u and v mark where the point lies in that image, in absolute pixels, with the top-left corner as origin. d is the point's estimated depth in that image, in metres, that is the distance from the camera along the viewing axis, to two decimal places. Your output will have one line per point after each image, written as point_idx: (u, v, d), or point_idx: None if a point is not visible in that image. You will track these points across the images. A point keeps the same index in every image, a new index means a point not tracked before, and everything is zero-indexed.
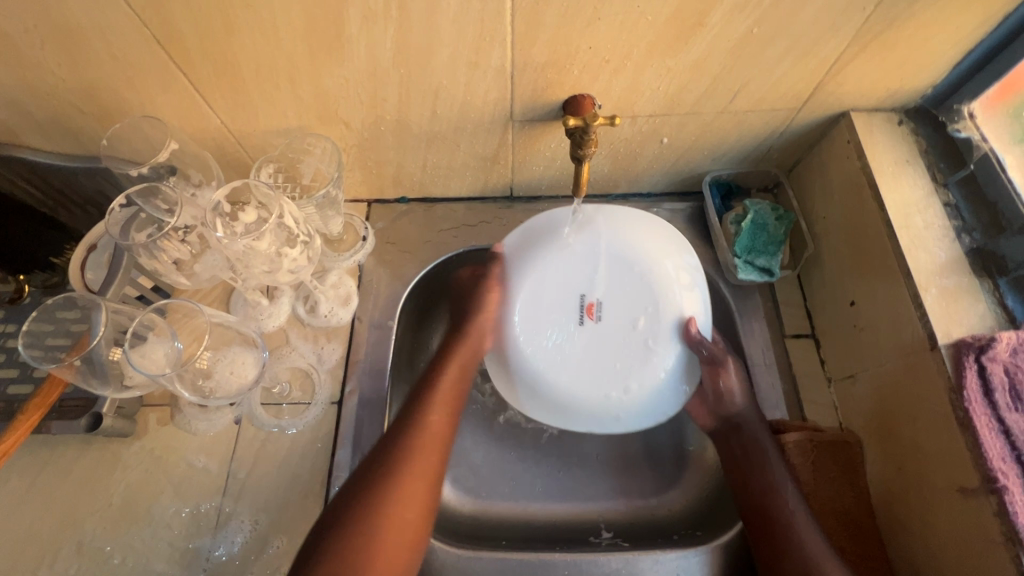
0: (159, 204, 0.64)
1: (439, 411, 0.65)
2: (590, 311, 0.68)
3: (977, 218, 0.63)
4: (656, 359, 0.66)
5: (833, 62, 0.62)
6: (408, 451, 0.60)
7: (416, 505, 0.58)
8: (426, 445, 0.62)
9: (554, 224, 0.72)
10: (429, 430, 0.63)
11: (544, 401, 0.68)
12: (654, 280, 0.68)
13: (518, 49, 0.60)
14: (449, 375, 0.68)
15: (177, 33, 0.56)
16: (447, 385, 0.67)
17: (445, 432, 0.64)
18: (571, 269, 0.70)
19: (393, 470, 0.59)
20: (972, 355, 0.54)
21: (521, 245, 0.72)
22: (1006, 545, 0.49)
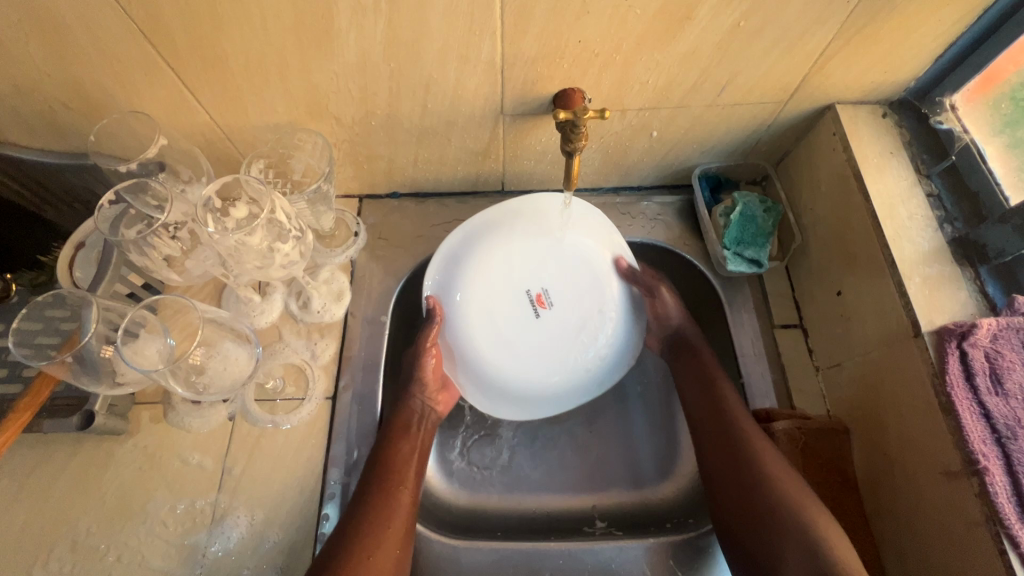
0: (148, 200, 0.64)
1: (404, 485, 0.64)
2: (541, 301, 0.76)
3: (959, 208, 0.65)
4: (610, 318, 0.77)
5: (819, 55, 0.63)
6: (372, 527, 0.60)
7: (398, 526, 0.61)
8: (391, 525, 0.61)
9: (477, 237, 0.76)
10: (395, 506, 0.62)
11: (532, 397, 0.76)
12: (586, 254, 0.77)
13: (508, 43, 0.60)
14: (409, 448, 0.68)
15: (164, 27, 0.55)
16: (407, 459, 0.67)
17: (409, 506, 0.64)
18: (506, 271, 0.76)
19: (358, 547, 0.58)
20: (954, 341, 0.55)
21: (451, 270, 0.75)
22: (987, 525, 0.50)
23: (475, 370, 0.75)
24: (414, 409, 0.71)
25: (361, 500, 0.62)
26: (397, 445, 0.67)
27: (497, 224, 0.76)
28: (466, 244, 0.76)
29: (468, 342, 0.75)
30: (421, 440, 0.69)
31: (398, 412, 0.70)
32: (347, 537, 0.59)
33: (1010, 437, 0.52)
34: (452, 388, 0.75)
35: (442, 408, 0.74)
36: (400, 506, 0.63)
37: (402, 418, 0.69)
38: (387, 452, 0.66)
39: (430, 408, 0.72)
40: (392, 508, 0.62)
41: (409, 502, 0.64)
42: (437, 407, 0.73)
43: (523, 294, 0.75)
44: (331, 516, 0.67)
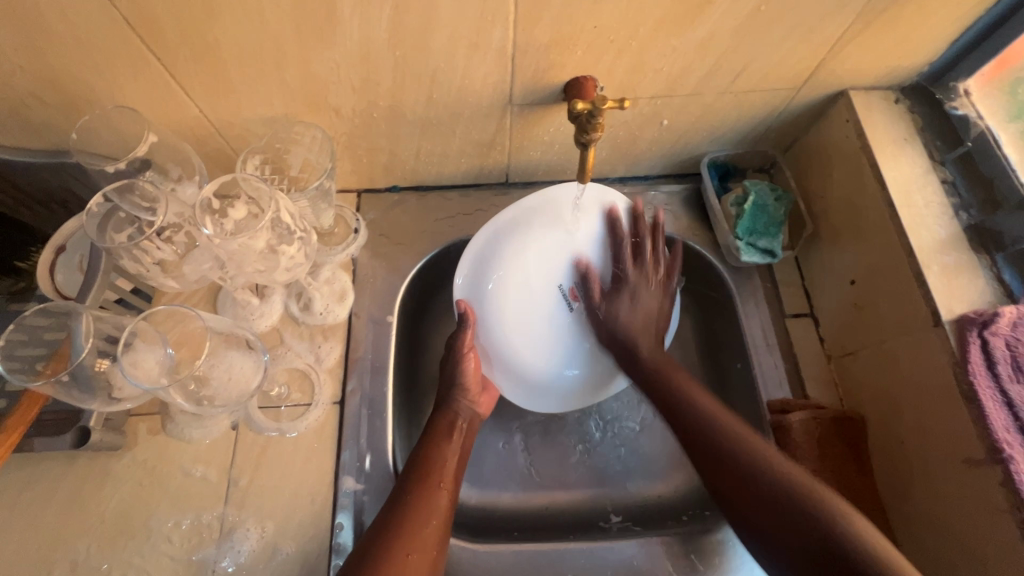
0: (137, 200, 0.60)
1: (444, 483, 0.63)
2: (573, 295, 0.75)
3: (973, 195, 0.65)
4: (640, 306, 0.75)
5: (836, 41, 0.62)
6: (412, 524, 0.58)
7: (436, 520, 0.60)
8: (433, 521, 0.60)
9: (507, 237, 0.74)
10: (435, 505, 0.61)
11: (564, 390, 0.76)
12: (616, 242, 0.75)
13: (521, 29, 0.57)
14: (451, 449, 0.67)
15: (150, 14, 0.51)
16: (448, 458, 0.66)
17: (448, 506, 0.62)
18: (539, 266, 0.75)
19: (394, 547, 0.56)
20: (975, 330, 0.55)
21: (479, 271, 0.75)
22: (1011, 512, 0.51)
23: (512, 367, 0.75)
24: (458, 413, 0.70)
25: (399, 497, 0.61)
26: (440, 447, 0.67)
27: (524, 221, 0.74)
28: (492, 244, 0.75)
29: (502, 341, 0.74)
30: (465, 443, 0.69)
31: (442, 413, 0.70)
32: (389, 534, 0.58)
33: None
34: (491, 388, 0.75)
35: (485, 407, 0.74)
36: (440, 505, 0.61)
37: (447, 418, 0.70)
38: (429, 453, 0.66)
39: (475, 411, 0.72)
40: (432, 507, 0.61)
41: (449, 503, 0.62)
42: (479, 407, 0.73)
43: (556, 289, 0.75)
44: (345, 526, 0.65)
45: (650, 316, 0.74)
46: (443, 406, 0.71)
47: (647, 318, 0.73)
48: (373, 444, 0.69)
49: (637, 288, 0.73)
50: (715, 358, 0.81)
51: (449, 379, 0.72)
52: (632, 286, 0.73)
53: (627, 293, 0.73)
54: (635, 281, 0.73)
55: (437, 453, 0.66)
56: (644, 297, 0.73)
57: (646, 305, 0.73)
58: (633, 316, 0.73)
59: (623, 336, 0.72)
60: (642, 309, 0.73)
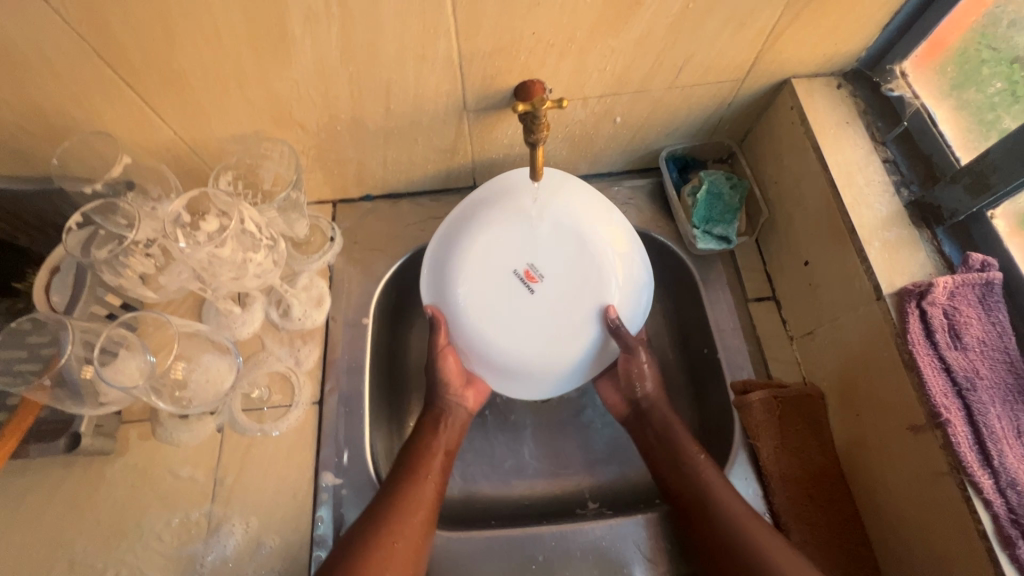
0: (119, 220, 0.64)
1: (429, 476, 0.66)
2: (531, 277, 0.70)
3: (914, 171, 0.67)
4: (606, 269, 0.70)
5: (770, 31, 0.64)
6: (395, 517, 0.61)
7: (420, 510, 0.63)
8: (418, 512, 0.63)
9: (458, 234, 0.72)
10: (418, 498, 0.64)
11: (549, 380, 0.71)
12: (569, 215, 0.71)
13: (464, 39, 0.60)
14: (437, 442, 0.71)
15: (118, 45, 0.55)
16: (434, 453, 0.69)
17: (433, 498, 0.65)
18: (486, 257, 0.71)
19: (376, 537, 0.60)
20: (913, 301, 0.57)
21: (435, 274, 0.72)
22: (952, 474, 0.52)
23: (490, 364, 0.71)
24: (445, 408, 0.74)
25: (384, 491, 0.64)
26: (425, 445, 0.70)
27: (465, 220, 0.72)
28: (445, 245, 0.72)
29: (470, 338, 0.71)
30: (448, 437, 0.72)
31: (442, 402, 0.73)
32: (372, 527, 0.61)
33: (969, 388, 0.54)
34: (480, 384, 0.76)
35: (472, 401, 0.76)
36: (425, 496, 0.65)
37: (433, 413, 0.73)
38: (418, 446, 0.70)
39: (459, 405, 0.74)
40: (417, 499, 0.64)
41: (434, 494, 0.66)
42: (466, 401, 0.75)
43: (510, 276, 0.70)
44: (325, 519, 0.68)
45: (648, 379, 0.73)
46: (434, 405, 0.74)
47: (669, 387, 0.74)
48: (352, 440, 0.72)
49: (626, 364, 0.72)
50: (684, 344, 0.83)
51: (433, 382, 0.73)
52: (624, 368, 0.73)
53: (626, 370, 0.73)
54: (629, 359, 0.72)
55: (427, 448, 0.69)
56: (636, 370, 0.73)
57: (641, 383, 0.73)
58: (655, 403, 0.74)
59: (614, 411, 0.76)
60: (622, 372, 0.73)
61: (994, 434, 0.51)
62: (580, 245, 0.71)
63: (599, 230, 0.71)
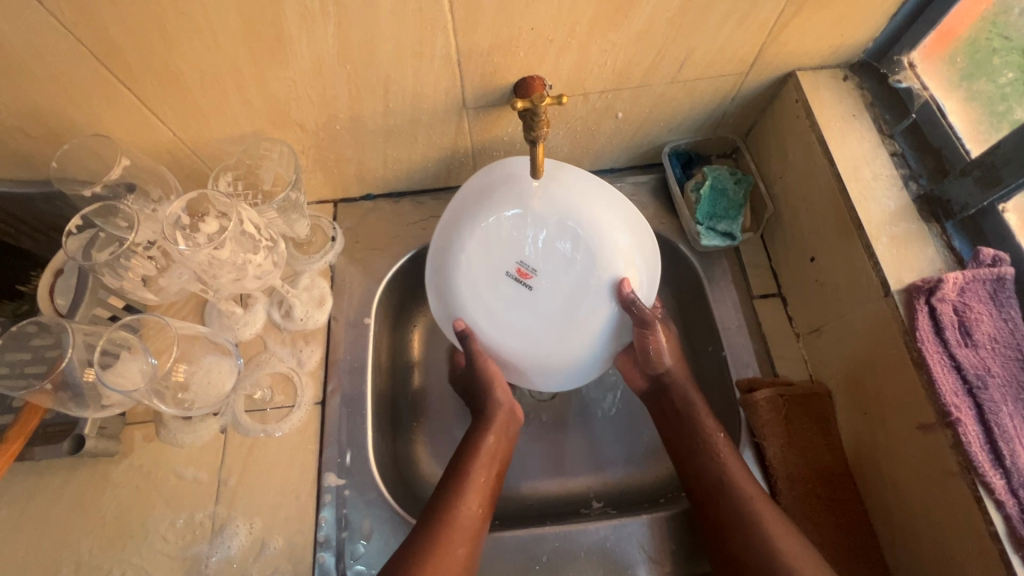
0: (119, 221, 0.64)
1: (471, 507, 0.65)
2: (525, 274, 0.68)
3: (923, 164, 0.65)
4: (602, 255, 0.67)
5: (774, 22, 0.63)
6: (438, 555, 0.60)
7: (463, 548, 0.62)
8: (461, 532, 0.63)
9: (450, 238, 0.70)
10: (461, 532, 0.63)
11: (565, 371, 0.71)
12: (555, 203, 0.66)
13: (461, 36, 0.60)
14: (479, 471, 0.68)
15: (115, 47, 0.55)
16: (476, 483, 0.67)
17: (475, 531, 0.64)
18: (478, 259, 0.69)
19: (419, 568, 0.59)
20: (922, 298, 0.56)
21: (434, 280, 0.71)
22: (963, 474, 0.51)
23: (545, 369, 0.71)
24: (488, 432, 0.71)
25: (430, 517, 0.64)
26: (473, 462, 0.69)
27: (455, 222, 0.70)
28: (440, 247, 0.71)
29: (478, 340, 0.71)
30: (500, 442, 0.72)
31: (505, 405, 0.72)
32: (414, 556, 0.60)
33: (980, 386, 0.52)
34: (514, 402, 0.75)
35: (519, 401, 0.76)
36: (467, 531, 0.63)
37: (474, 441, 0.71)
38: (459, 476, 0.67)
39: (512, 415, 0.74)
40: (459, 534, 0.63)
41: (475, 526, 0.64)
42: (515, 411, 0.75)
43: (504, 279, 0.68)
44: (329, 519, 0.68)
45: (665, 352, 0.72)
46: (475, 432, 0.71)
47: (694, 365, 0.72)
48: (355, 441, 0.72)
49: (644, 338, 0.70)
50: (689, 342, 0.82)
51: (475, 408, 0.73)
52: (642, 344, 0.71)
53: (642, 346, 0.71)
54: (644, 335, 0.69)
55: (468, 478, 0.67)
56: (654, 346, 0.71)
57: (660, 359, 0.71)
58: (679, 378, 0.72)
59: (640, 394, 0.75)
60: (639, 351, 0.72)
61: (1005, 433, 0.50)
62: (571, 234, 0.67)
63: (589, 212, 0.66)
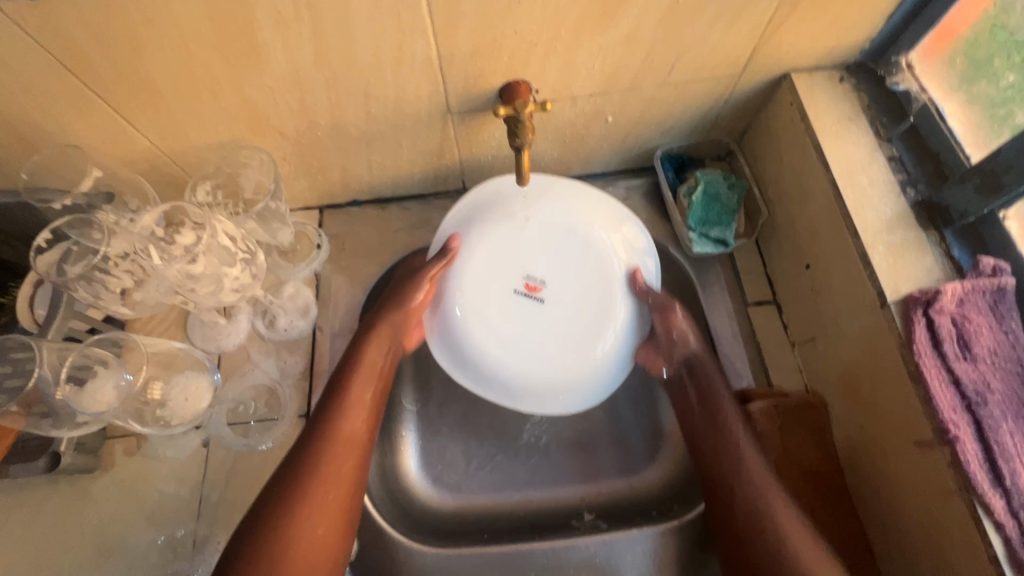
0: (92, 233, 0.61)
1: (350, 417, 0.63)
2: (534, 287, 0.72)
3: (922, 169, 0.63)
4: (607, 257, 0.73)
5: (767, 23, 0.61)
6: (306, 477, 0.58)
7: (343, 467, 0.60)
8: (345, 455, 0.61)
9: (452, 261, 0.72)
10: (334, 445, 0.61)
11: (587, 382, 0.71)
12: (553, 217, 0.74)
13: (442, 40, 0.58)
14: (364, 382, 0.66)
15: (83, 56, 0.53)
16: (360, 394, 0.65)
17: (354, 448, 0.62)
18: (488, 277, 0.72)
19: (291, 510, 0.56)
20: (919, 309, 0.54)
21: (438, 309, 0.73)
22: (960, 494, 0.49)
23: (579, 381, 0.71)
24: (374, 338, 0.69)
25: (312, 428, 0.62)
26: (354, 361, 0.67)
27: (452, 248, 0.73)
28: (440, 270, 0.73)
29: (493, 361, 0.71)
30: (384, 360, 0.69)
31: (364, 345, 0.68)
32: (288, 473, 0.58)
33: (979, 402, 0.51)
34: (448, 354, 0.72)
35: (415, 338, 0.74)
36: (341, 445, 0.61)
37: (355, 347, 0.68)
38: (339, 386, 0.65)
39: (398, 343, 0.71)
40: (332, 453, 0.60)
41: (353, 440, 0.62)
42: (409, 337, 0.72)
43: (515, 295, 0.72)
44: None
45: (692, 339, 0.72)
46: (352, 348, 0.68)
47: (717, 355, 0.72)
48: None
49: (667, 320, 0.72)
50: None
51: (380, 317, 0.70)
52: (665, 328, 0.72)
53: (666, 330, 0.72)
54: (667, 314, 0.72)
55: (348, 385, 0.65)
56: (679, 329, 0.72)
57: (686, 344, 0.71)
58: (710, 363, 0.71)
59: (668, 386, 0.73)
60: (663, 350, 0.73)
61: (1005, 451, 0.49)
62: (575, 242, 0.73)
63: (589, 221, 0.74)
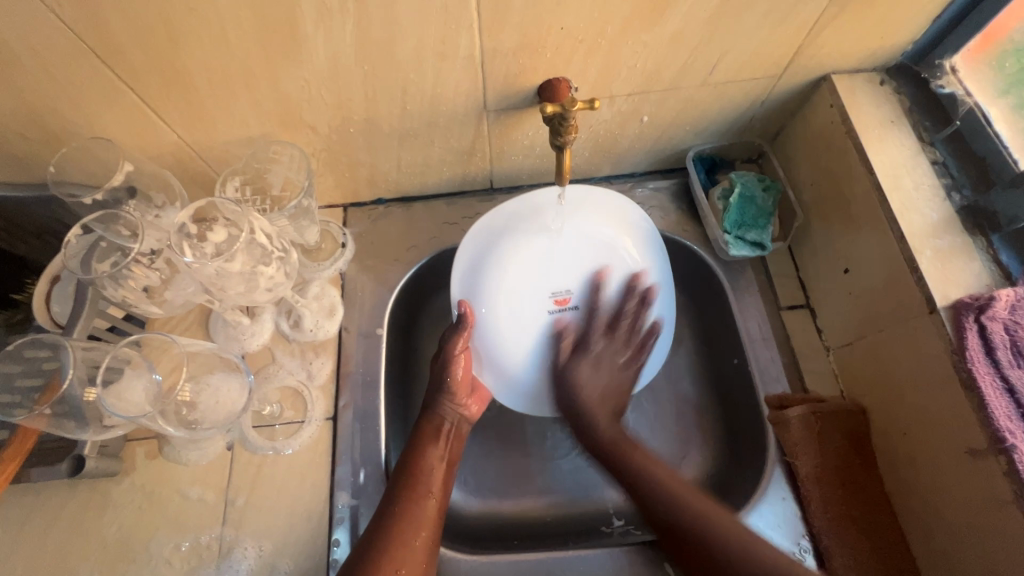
0: (121, 229, 0.60)
1: (431, 491, 0.63)
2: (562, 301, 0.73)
3: (966, 174, 0.63)
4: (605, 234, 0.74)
5: (814, 24, 0.60)
6: (396, 544, 0.57)
7: (424, 533, 0.60)
8: (428, 532, 0.60)
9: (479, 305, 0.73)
10: (421, 516, 0.60)
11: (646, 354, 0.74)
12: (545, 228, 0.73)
13: (487, 36, 0.57)
14: (436, 455, 0.66)
15: (118, 46, 0.52)
16: (434, 466, 0.65)
17: (436, 516, 0.62)
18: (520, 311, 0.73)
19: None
20: (971, 316, 0.53)
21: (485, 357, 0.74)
22: (1018, 504, 0.49)
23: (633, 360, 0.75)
24: (444, 417, 0.69)
25: (393, 498, 0.61)
26: (425, 440, 0.67)
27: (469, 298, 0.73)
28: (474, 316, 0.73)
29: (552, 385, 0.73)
30: (455, 437, 0.69)
31: (426, 419, 0.69)
32: (380, 540, 0.58)
33: None
34: (481, 389, 0.74)
35: (476, 409, 0.72)
36: (426, 515, 0.61)
37: (430, 423, 0.68)
38: (416, 459, 0.65)
39: (462, 415, 0.71)
40: (418, 519, 0.60)
41: (436, 511, 0.62)
42: (469, 410, 0.71)
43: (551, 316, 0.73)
44: (342, 542, 0.65)
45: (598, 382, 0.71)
46: (421, 424, 0.69)
47: (607, 392, 0.70)
48: (369, 459, 0.69)
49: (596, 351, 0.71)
50: (712, 353, 0.79)
51: (435, 385, 0.70)
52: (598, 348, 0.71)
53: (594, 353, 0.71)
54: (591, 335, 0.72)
55: (424, 460, 0.65)
56: (605, 364, 0.71)
57: (609, 388, 0.70)
58: (597, 378, 0.71)
59: (582, 399, 0.69)
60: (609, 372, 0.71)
61: None
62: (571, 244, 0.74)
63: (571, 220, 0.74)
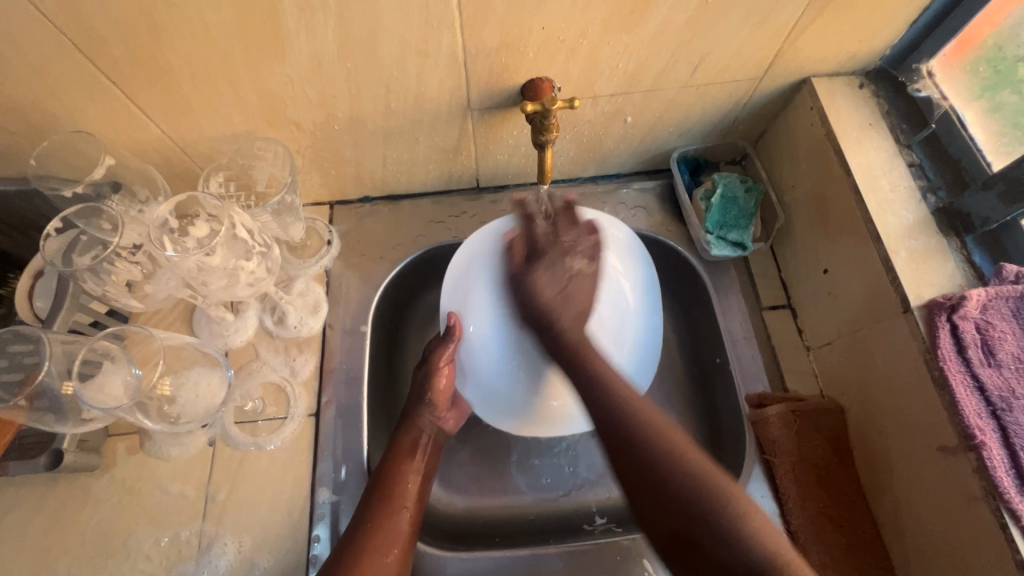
0: (103, 223, 0.60)
1: (406, 505, 0.62)
2: None
3: (942, 176, 0.64)
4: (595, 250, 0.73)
5: (792, 27, 0.61)
6: (366, 559, 0.57)
7: (395, 549, 0.59)
8: (401, 548, 0.60)
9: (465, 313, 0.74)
10: (393, 530, 0.60)
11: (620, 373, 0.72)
12: None
13: (469, 35, 0.57)
14: (411, 470, 0.66)
15: (100, 40, 0.52)
16: (409, 481, 0.64)
17: (409, 530, 0.61)
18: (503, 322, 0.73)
19: None
20: (943, 315, 0.54)
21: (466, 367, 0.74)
22: (987, 500, 0.49)
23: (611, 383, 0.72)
24: (421, 430, 0.69)
25: (367, 510, 0.61)
26: (402, 455, 0.67)
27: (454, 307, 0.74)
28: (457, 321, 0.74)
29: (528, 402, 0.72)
30: (432, 453, 0.69)
31: (404, 433, 0.69)
32: (352, 553, 0.58)
33: (1004, 409, 0.51)
34: (461, 405, 0.73)
35: (453, 423, 0.73)
36: (399, 531, 0.60)
37: (406, 437, 0.68)
38: (389, 473, 0.64)
39: (439, 428, 0.71)
40: (390, 535, 0.59)
41: (409, 526, 0.61)
42: (446, 423, 0.71)
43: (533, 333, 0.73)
44: (322, 538, 0.65)
45: (577, 291, 0.66)
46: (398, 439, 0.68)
47: (567, 295, 0.65)
48: (351, 455, 0.69)
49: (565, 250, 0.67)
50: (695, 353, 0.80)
51: (415, 397, 0.71)
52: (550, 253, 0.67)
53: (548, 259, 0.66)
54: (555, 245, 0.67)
55: (400, 474, 0.65)
56: (561, 270, 0.66)
57: (576, 285, 0.66)
58: (554, 285, 0.65)
59: (538, 310, 0.64)
60: (566, 281, 0.66)
61: None
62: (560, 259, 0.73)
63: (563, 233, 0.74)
